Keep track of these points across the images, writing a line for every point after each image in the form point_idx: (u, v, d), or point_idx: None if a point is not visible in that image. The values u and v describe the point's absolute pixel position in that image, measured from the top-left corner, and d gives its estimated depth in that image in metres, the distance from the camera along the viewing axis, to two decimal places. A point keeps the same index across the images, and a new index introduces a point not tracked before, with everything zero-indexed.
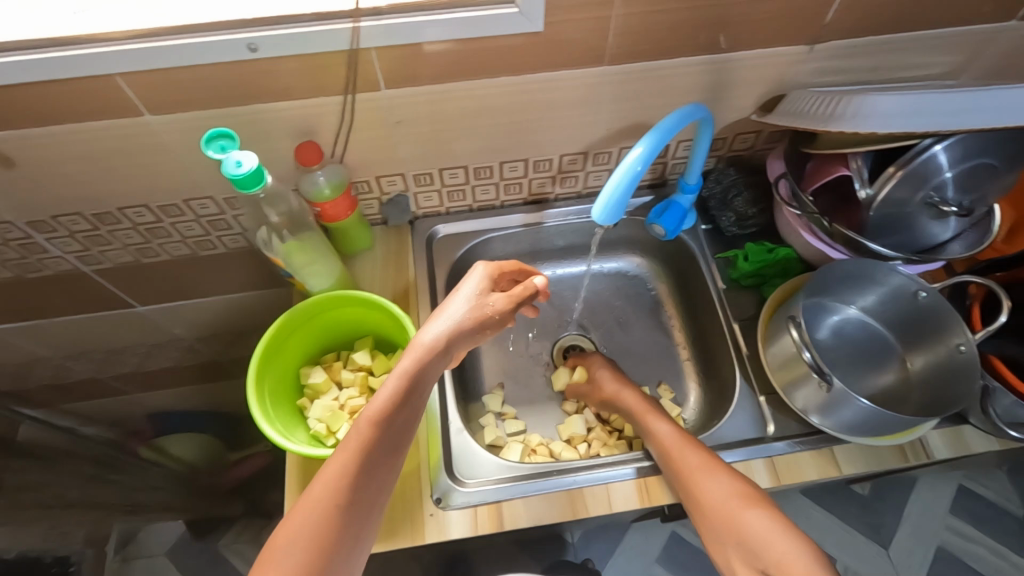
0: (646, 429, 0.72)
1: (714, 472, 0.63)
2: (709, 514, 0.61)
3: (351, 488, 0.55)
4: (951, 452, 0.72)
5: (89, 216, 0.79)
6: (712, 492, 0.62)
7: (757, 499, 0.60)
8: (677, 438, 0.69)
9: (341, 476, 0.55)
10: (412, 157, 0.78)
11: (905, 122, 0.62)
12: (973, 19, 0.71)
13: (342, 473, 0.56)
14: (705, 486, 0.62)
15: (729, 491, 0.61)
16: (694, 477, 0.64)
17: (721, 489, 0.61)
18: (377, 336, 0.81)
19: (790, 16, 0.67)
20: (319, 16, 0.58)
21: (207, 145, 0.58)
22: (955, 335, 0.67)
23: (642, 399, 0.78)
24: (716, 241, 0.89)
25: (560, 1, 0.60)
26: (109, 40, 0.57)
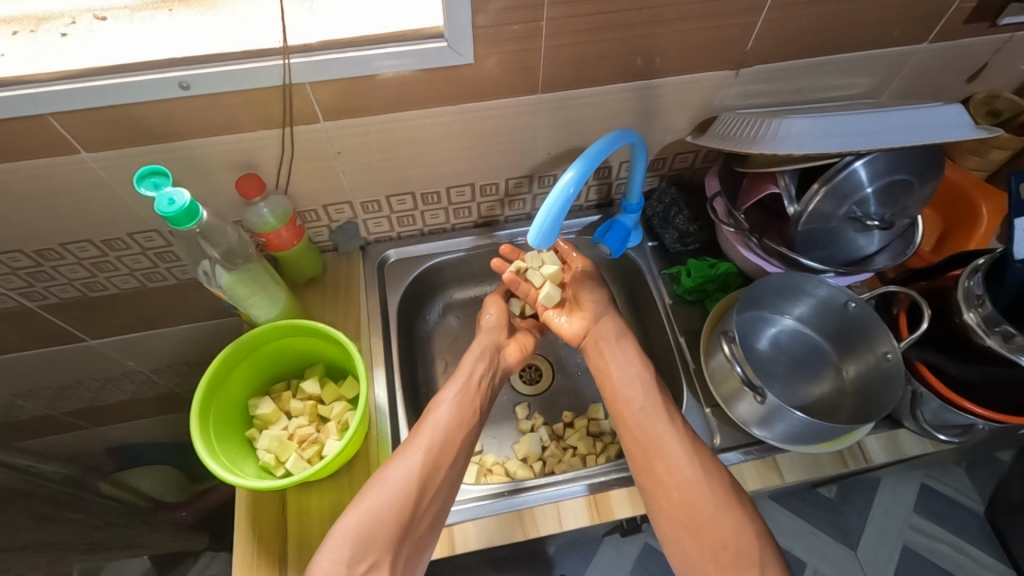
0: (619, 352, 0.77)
1: (701, 464, 0.66)
2: (689, 506, 0.64)
3: (432, 467, 0.66)
4: (888, 456, 0.75)
5: (31, 253, 0.78)
6: (698, 483, 0.65)
7: (738, 505, 0.64)
8: (666, 416, 0.70)
9: (421, 456, 0.66)
10: (358, 185, 0.80)
11: (817, 143, 0.66)
12: (881, 42, 0.76)
13: (424, 453, 0.67)
14: (692, 473, 0.65)
15: (714, 487, 0.65)
16: (681, 462, 0.66)
17: (707, 483, 0.65)
18: (326, 363, 0.81)
19: (711, 44, 0.70)
20: (250, 53, 0.60)
21: (138, 183, 0.58)
22: (883, 343, 0.69)
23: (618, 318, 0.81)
24: (661, 257, 0.92)
25: (487, 35, 0.63)
26: (38, 83, 0.58)
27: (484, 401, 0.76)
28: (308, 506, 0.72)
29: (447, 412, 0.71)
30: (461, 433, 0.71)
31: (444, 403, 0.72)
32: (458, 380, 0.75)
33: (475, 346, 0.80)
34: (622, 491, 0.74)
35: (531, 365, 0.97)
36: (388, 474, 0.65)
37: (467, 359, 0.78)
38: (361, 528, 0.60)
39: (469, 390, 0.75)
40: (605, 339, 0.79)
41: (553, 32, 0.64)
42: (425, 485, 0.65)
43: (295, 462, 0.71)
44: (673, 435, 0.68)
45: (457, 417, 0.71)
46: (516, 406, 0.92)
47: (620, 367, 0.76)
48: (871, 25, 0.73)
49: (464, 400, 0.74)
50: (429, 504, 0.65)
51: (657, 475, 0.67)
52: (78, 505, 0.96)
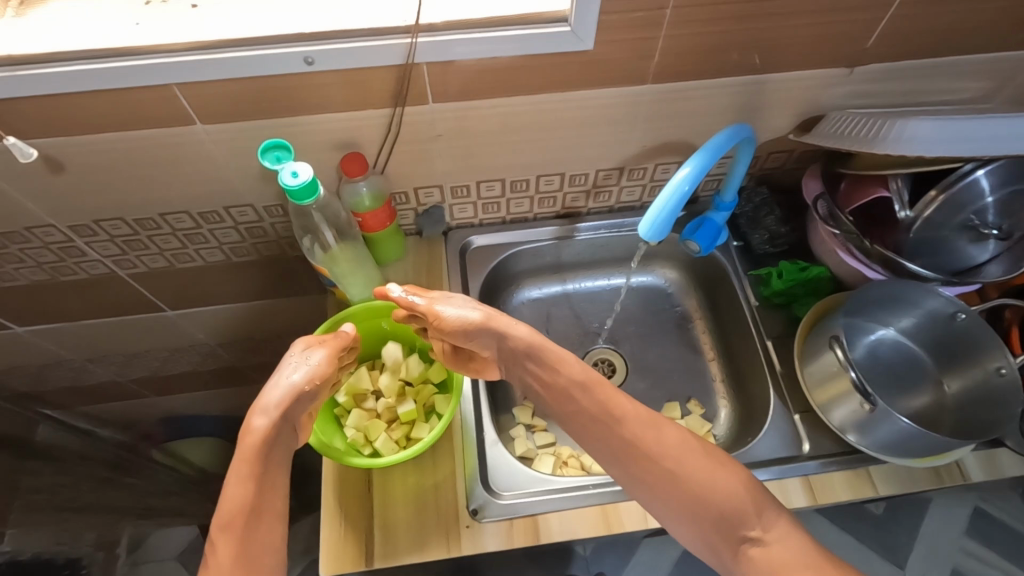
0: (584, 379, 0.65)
1: (676, 441, 0.61)
2: (678, 489, 0.59)
3: (257, 464, 0.58)
4: (987, 476, 0.72)
5: (131, 221, 0.80)
6: (674, 459, 0.60)
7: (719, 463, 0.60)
8: (622, 413, 0.62)
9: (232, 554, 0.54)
10: (452, 170, 0.80)
11: (950, 146, 0.63)
12: (1006, 45, 0.73)
13: (230, 551, 0.54)
14: (668, 454, 0.60)
15: (690, 452, 0.60)
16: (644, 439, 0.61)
17: (682, 451, 0.60)
18: (412, 346, 0.82)
19: (832, 40, 0.68)
20: (376, 30, 0.59)
21: (263, 156, 0.59)
22: (996, 358, 0.67)
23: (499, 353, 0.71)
24: (747, 258, 0.90)
25: (610, 21, 0.61)
26: (168, 52, 0.58)
27: (278, 457, 0.60)
28: (393, 485, 0.72)
29: (247, 487, 0.57)
30: (273, 500, 0.58)
31: (250, 438, 0.59)
32: (252, 436, 0.59)
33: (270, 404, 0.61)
34: None
35: (601, 359, 0.95)
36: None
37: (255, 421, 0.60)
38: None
39: (269, 450, 0.59)
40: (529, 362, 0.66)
41: (677, 20, 0.63)
42: (256, 488, 0.57)
43: (383, 442, 0.72)
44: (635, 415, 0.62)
45: (262, 493, 0.57)
46: None
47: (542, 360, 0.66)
48: (1001, 26, 0.70)
49: (267, 464, 0.59)
50: (259, 513, 0.57)
51: (620, 455, 0.61)
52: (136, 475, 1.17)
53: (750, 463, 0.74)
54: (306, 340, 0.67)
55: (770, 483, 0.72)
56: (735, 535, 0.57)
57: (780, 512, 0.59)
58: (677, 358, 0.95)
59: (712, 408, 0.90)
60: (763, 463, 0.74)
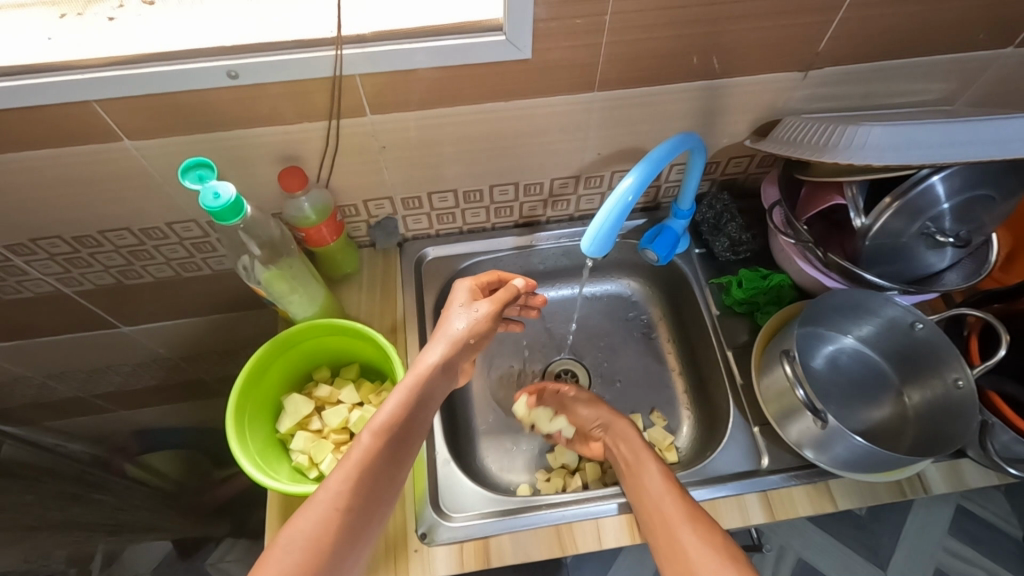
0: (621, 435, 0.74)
1: (671, 495, 0.63)
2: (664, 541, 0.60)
3: (399, 433, 0.58)
4: (949, 487, 0.70)
5: (69, 239, 0.77)
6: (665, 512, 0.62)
7: (732, 556, 0.57)
8: (670, 498, 0.63)
9: (339, 508, 0.53)
10: (400, 181, 0.77)
11: (897, 154, 0.61)
12: (964, 46, 0.71)
13: (338, 504, 0.53)
14: (690, 539, 0.58)
15: (702, 534, 0.59)
16: (666, 511, 0.62)
17: (692, 529, 0.59)
18: (363, 363, 0.79)
19: (781, 44, 0.66)
20: (301, 43, 0.57)
21: (183, 175, 0.57)
22: (953, 369, 0.65)
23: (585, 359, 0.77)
24: (710, 266, 0.88)
25: (547, 29, 0.59)
26: (83, 68, 0.56)
27: (428, 414, 0.61)
28: None
29: (374, 450, 0.56)
30: (390, 471, 0.57)
31: (422, 367, 0.61)
32: (406, 383, 0.60)
33: (443, 338, 0.64)
34: None
35: (566, 371, 0.94)
36: (297, 531, 0.52)
37: (434, 345, 0.63)
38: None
39: (409, 415, 0.59)
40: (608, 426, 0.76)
41: (617, 27, 0.60)
42: (379, 462, 0.56)
43: (329, 465, 0.70)
44: (649, 475, 0.66)
45: (383, 462, 0.56)
46: None
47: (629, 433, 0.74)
48: (955, 27, 0.68)
49: (401, 429, 0.59)
50: (381, 483, 0.56)
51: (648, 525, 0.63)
52: (106, 487, 1.04)
53: (707, 478, 0.73)
54: (473, 281, 0.68)
55: (727, 500, 0.70)
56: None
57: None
58: (642, 367, 0.93)
59: (676, 418, 0.88)
60: (721, 479, 0.72)
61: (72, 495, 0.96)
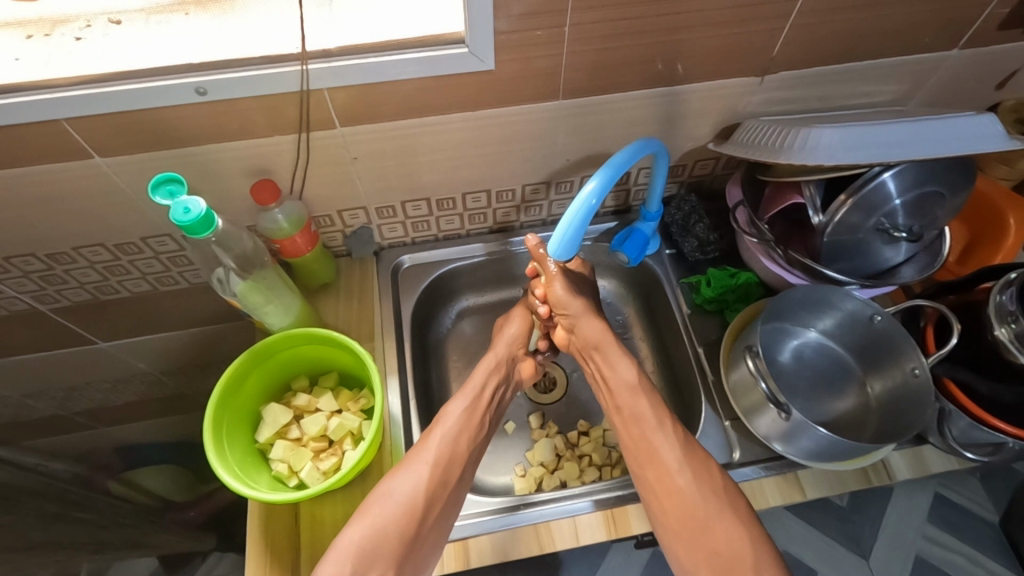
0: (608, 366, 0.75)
1: (692, 470, 0.65)
2: (682, 515, 0.63)
3: (470, 435, 0.70)
4: (912, 473, 0.73)
5: (43, 256, 0.78)
6: (688, 490, 0.64)
7: (740, 517, 0.62)
8: (671, 459, 0.65)
9: (428, 471, 0.65)
10: (373, 191, 0.79)
11: (847, 154, 0.64)
12: (911, 49, 0.74)
13: (430, 469, 0.65)
14: (697, 502, 0.63)
15: (710, 498, 0.63)
16: (672, 472, 0.65)
17: (701, 492, 0.63)
18: (340, 371, 0.80)
19: (737, 51, 0.69)
20: (268, 59, 0.59)
21: (154, 191, 0.58)
22: (910, 359, 0.68)
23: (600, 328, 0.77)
24: (680, 266, 0.90)
25: (508, 41, 0.61)
26: (53, 87, 0.57)
27: (491, 414, 0.75)
28: (321, 515, 0.71)
29: (453, 429, 0.69)
30: (467, 450, 0.69)
31: (490, 357, 0.78)
32: (471, 391, 0.73)
33: (491, 356, 0.78)
34: (640, 506, 0.72)
35: (544, 373, 0.96)
36: (394, 487, 0.63)
37: (499, 346, 0.80)
38: (364, 544, 0.59)
39: (480, 403, 0.73)
40: (595, 350, 0.76)
41: (577, 38, 0.63)
42: (452, 461, 0.67)
43: (309, 472, 0.71)
44: (665, 442, 0.67)
45: (461, 438, 0.69)
46: (530, 415, 0.91)
47: (620, 374, 0.73)
48: (900, 31, 0.71)
49: (473, 414, 0.72)
50: (455, 476, 0.67)
51: (648, 482, 0.66)
52: (87, 505, 0.96)
53: None
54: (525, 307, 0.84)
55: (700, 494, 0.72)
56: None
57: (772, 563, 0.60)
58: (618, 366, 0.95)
59: None
60: None
61: (55, 513, 0.89)
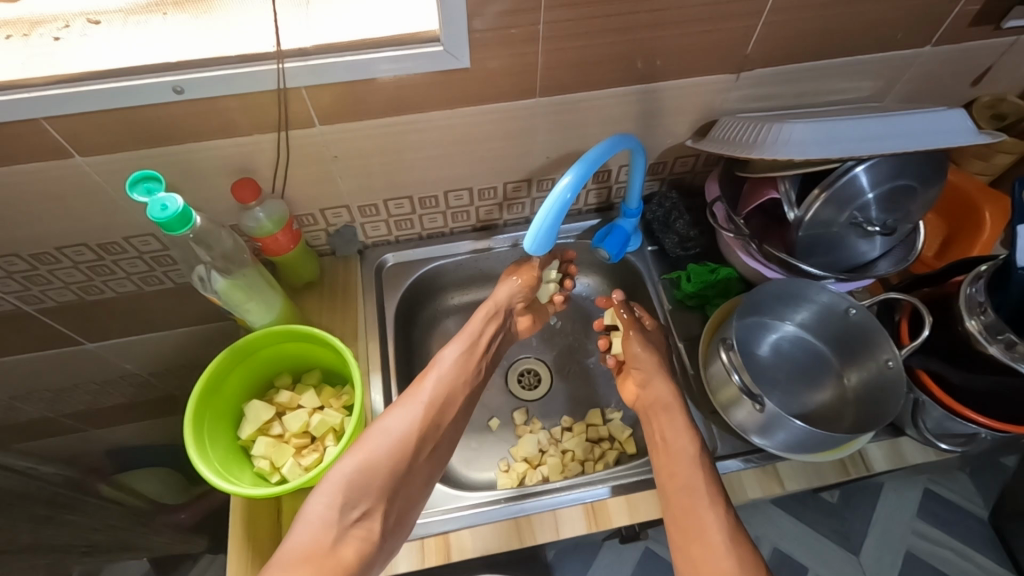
0: (670, 432, 0.71)
1: (738, 559, 0.61)
2: None
3: (462, 380, 0.77)
4: (890, 464, 0.74)
5: (27, 256, 0.78)
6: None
7: None
8: (708, 495, 0.65)
9: (422, 411, 0.71)
10: (355, 189, 0.79)
11: (819, 149, 0.65)
12: (884, 45, 0.75)
13: (425, 407, 0.71)
14: (720, 539, 0.62)
15: None
16: (717, 552, 0.62)
17: None
18: (324, 368, 0.81)
19: (711, 48, 0.70)
20: (245, 57, 0.59)
21: (132, 188, 0.59)
22: (884, 350, 0.68)
23: (672, 390, 0.76)
24: (661, 262, 0.91)
25: (483, 39, 0.62)
26: (30, 87, 0.57)
27: (484, 362, 0.81)
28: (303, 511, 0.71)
29: (446, 372, 0.76)
30: (458, 395, 0.76)
31: (484, 309, 0.82)
32: (466, 339, 0.79)
33: (486, 306, 0.82)
34: (620, 499, 0.73)
35: (529, 370, 0.97)
36: (388, 424, 0.68)
37: (500, 295, 0.83)
38: (358, 474, 0.63)
39: (473, 350, 0.79)
40: (660, 410, 0.74)
41: (552, 35, 0.63)
42: (445, 403, 0.74)
43: (290, 468, 0.71)
44: (715, 521, 0.63)
45: (455, 382, 0.76)
46: (514, 411, 0.91)
47: (680, 444, 0.70)
48: (871, 28, 0.72)
49: (467, 361, 0.78)
50: (447, 417, 0.73)
51: (691, 557, 0.63)
52: (79, 507, 0.93)
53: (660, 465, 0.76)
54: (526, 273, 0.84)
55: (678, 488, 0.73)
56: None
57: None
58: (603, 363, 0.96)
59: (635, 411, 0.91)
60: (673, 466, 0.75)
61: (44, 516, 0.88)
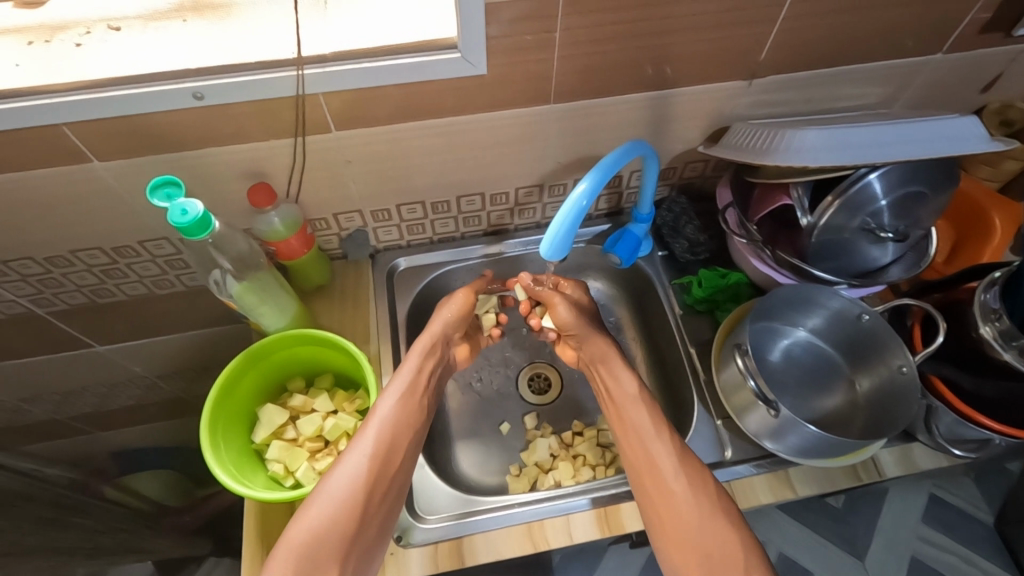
0: (610, 380, 0.77)
1: (686, 477, 0.66)
2: (673, 520, 0.64)
3: (410, 418, 0.71)
4: (901, 470, 0.74)
5: (41, 260, 0.78)
6: (679, 493, 0.65)
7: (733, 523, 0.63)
8: (652, 428, 0.70)
9: (366, 463, 0.65)
10: (368, 194, 0.80)
11: (833, 156, 0.65)
12: (895, 53, 0.75)
13: (369, 459, 0.65)
14: (667, 465, 0.67)
15: (701, 505, 0.64)
16: (665, 476, 0.67)
17: (693, 497, 0.65)
18: (336, 372, 0.81)
19: (725, 55, 0.70)
20: (264, 63, 0.60)
21: (152, 193, 0.59)
22: (897, 356, 0.69)
23: (608, 343, 0.80)
24: (671, 267, 0.91)
25: (500, 45, 0.62)
26: (51, 92, 0.57)
27: (428, 398, 0.75)
28: None
29: (388, 415, 0.69)
30: (407, 436, 0.69)
31: (424, 341, 0.77)
32: (405, 377, 0.73)
33: (422, 341, 0.77)
34: (632, 504, 0.73)
35: (539, 374, 0.97)
36: (333, 483, 0.63)
37: (434, 327, 0.79)
38: (308, 544, 0.59)
39: (416, 389, 0.73)
40: (598, 363, 0.79)
41: (567, 42, 0.64)
42: (392, 446, 0.68)
43: (304, 472, 0.72)
44: (661, 450, 0.69)
45: (402, 424, 0.70)
46: (524, 416, 0.92)
47: (623, 388, 0.75)
48: (883, 36, 0.72)
49: (412, 399, 0.72)
50: (397, 460, 0.68)
51: (645, 489, 0.68)
52: (84, 510, 0.93)
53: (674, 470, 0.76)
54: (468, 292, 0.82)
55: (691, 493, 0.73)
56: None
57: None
58: None
59: None
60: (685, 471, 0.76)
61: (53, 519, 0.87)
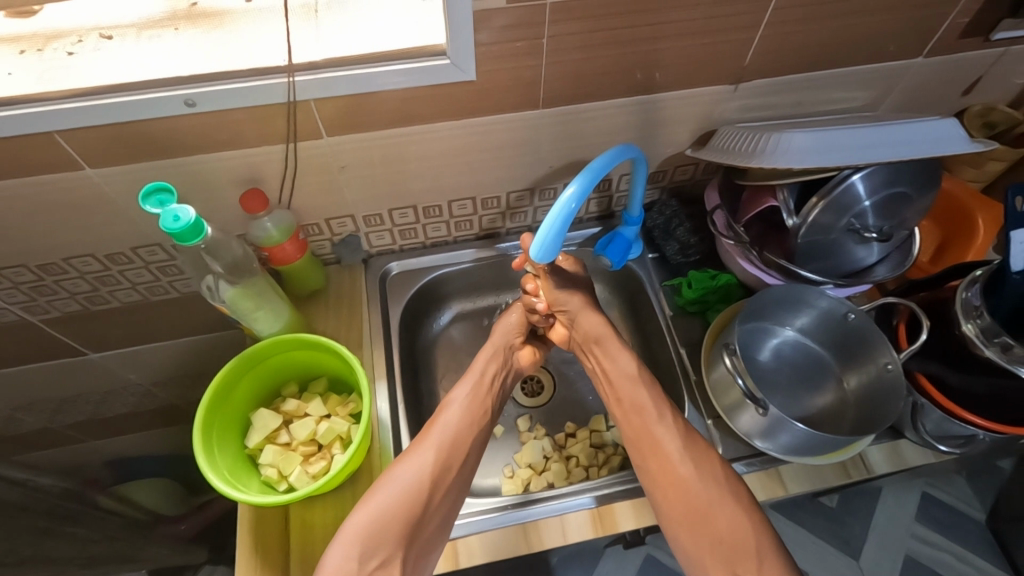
0: (608, 360, 0.78)
1: (694, 459, 0.68)
2: (684, 502, 0.66)
3: (473, 419, 0.74)
4: (890, 467, 0.75)
5: (33, 267, 0.79)
6: (690, 477, 0.67)
7: (740, 500, 0.66)
8: (655, 411, 0.72)
9: (432, 456, 0.68)
10: (361, 199, 0.80)
11: (817, 158, 0.66)
12: (877, 57, 0.77)
13: (435, 452, 0.69)
14: (674, 447, 0.69)
15: (710, 484, 0.66)
16: (673, 459, 0.68)
17: (702, 479, 0.67)
18: (330, 376, 0.82)
19: (711, 60, 0.71)
20: (256, 71, 0.61)
21: (144, 201, 0.60)
22: (884, 354, 0.70)
23: (603, 321, 0.80)
24: (662, 269, 0.93)
25: (488, 52, 0.63)
26: (44, 100, 0.58)
27: (494, 400, 0.79)
28: (311, 520, 0.71)
29: (455, 415, 0.73)
30: (469, 437, 0.72)
31: (490, 346, 0.82)
32: (471, 380, 0.77)
33: (490, 345, 0.82)
34: (625, 504, 0.74)
35: (532, 376, 0.98)
36: (400, 472, 0.66)
37: (498, 335, 0.83)
38: (371, 525, 0.62)
39: (481, 389, 0.77)
40: (594, 343, 0.79)
41: (555, 48, 0.65)
42: (459, 444, 0.71)
43: (297, 476, 0.71)
44: (667, 432, 0.70)
45: (464, 424, 0.73)
46: (518, 418, 0.92)
47: (621, 368, 0.76)
48: (865, 40, 0.74)
49: (474, 400, 0.76)
50: (461, 458, 0.71)
51: (652, 473, 0.69)
52: (79, 519, 0.92)
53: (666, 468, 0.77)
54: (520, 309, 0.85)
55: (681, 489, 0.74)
56: (728, 565, 0.64)
57: (776, 554, 0.63)
58: None
59: None
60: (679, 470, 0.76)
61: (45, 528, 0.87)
